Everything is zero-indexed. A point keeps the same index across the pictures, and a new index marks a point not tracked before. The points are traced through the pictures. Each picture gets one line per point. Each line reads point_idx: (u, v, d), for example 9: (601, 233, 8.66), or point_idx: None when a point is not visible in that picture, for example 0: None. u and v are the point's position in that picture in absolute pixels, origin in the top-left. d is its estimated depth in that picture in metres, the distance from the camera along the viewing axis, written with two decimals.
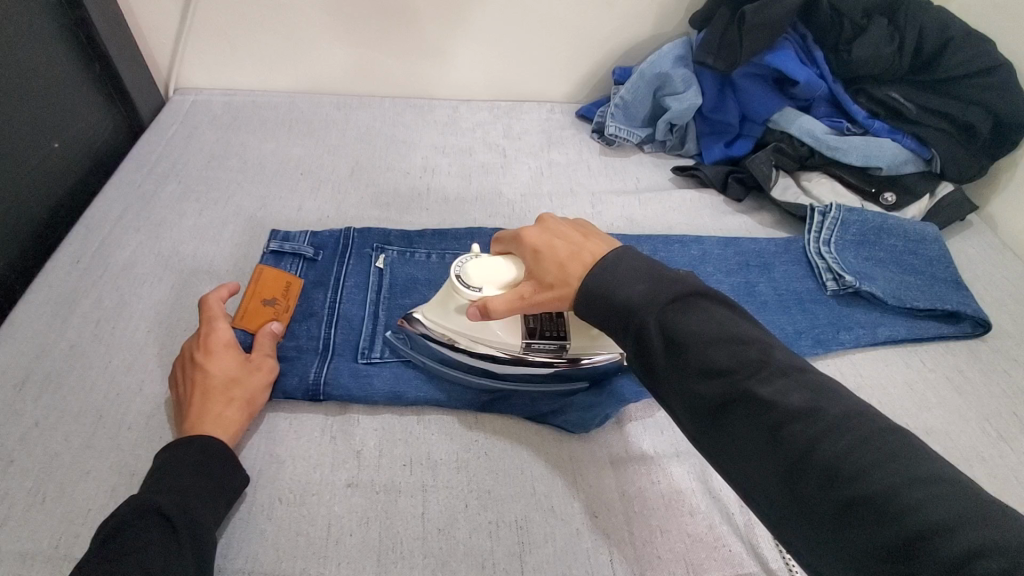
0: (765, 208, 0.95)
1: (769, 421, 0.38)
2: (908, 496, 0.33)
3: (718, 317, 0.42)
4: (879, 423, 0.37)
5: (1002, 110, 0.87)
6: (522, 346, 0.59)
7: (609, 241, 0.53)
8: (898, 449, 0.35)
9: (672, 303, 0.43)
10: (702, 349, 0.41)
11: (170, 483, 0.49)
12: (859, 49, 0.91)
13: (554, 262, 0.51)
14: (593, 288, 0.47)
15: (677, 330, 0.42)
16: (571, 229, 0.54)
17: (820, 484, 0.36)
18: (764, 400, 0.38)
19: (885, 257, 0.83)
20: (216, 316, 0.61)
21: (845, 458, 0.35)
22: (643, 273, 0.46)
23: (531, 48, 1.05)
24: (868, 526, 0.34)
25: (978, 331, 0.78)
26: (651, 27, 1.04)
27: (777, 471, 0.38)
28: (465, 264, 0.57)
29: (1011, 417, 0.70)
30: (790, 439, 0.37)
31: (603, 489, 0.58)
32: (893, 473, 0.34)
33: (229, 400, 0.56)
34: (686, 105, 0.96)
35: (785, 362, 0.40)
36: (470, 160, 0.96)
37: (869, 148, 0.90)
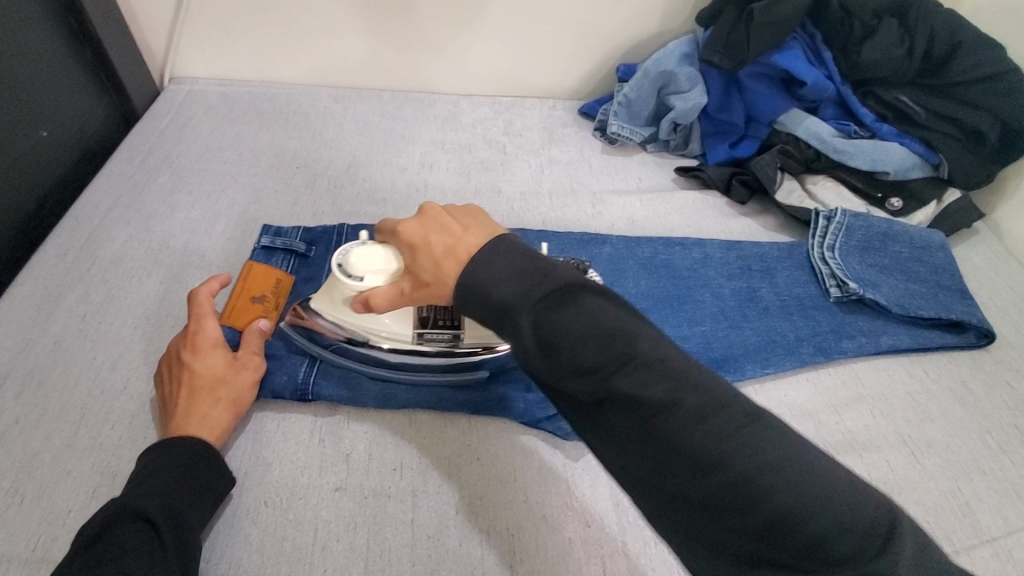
0: (769, 212, 0.94)
1: (641, 419, 0.36)
2: (762, 485, 0.34)
3: (590, 310, 0.38)
4: (739, 409, 0.36)
5: (1012, 116, 0.85)
6: (414, 337, 0.60)
7: (494, 229, 0.47)
8: (755, 433, 0.35)
9: (542, 298, 0.39)
10: (573, 347, 0.37)
11: (156, 484, 0.47)
12: (868, 51, 0.90)
13: (429, 257, 0.46)
14: (467, 287, 0.41)
15: (553, 329, 0.38)
16: (450, 216, 0.49)
17: (684, 475, 0.36)
18: (630, 398, 0.36)
19: (890, 264, 0.81)
20: (202, 314, 0.59)
21: (711, 453, 0.35)
22: (517, 266, 0.41)
23: (533, 43, 1.03)
24: (731, 515, 0.35)
25: (983, 341, 0.77)
26: (655, 24, 1.02)
27: (646, 461, 0.37)
28: (352, 252, 0.55)
29: (1015, 430, 0.68)
30: (654, 433, 0.36)
31: (597, 498, 0.57)
32: (758, 464, 0.34)
33: (217, 400, 0.54)
34: (691, 105, 0.94)
35: (649, 350, 0.37)
36: (469, 157, 0.94)
37: (876, 152, 0.89)
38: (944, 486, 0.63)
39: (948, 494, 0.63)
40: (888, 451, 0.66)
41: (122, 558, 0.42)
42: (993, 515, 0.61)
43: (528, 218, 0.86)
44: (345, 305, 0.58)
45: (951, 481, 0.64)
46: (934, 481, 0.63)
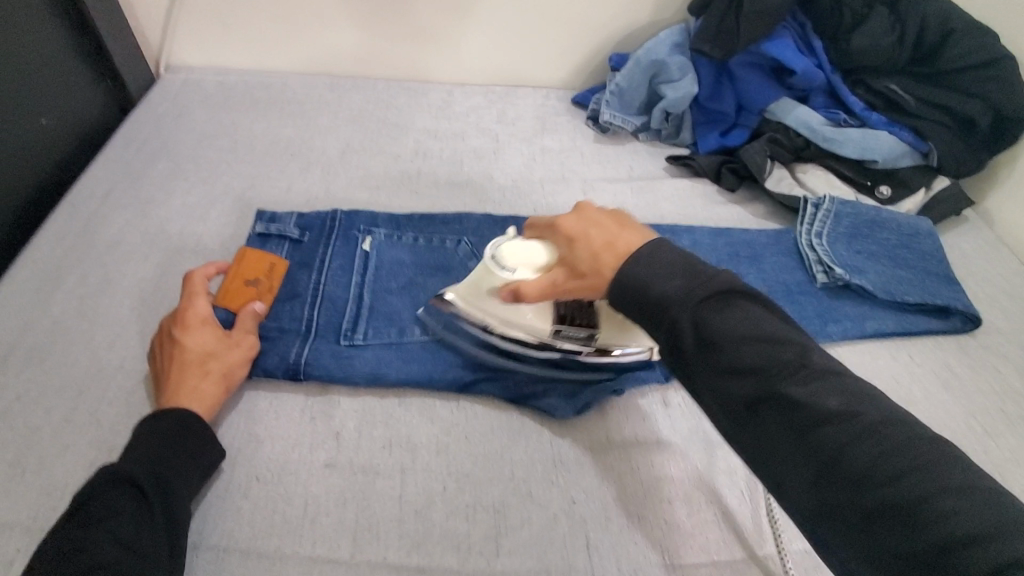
0: (759, 200, 0.94)
1: (800, 425, 0.39)
2: (938, 500, 0.34)
3: (752, 316, 0.42)
4: (923, 432, 0.37)
5: (1003, 104, 0.86)
6: (551, 332, 0.60)
7: (643, 230, 0.53)
8: (935, 456, 0.35)
9: (705, 298, 0.43)
10: (734, 345, 0.41)
11: (145, 453, 0.49)
12: (858, 39, 0.90)
13: (590, 251, 0.51)
14: (634, 279, 0.46)
15: (713, 327, 0.42)
16: (604, 216, 0.53)
17: (848, 486, 0.37)
18: (798, 400, 0.39)
19: (878, 251, 0.82)
20: (195, 293, 0.60)
21: (877, 461, 0.36)
22: (680, 265, 0.46)
23: (527, 31, 1.03)
24: (900, 529, 0.34)
25: (968, 327, 0.78)
26: (649, 13, 1.03)
27: (805, 472, 0.39)
28: (502, 244, 0.59)
29: (997, 413, 0.70)
30: (818, 441, 0.38)
31: (583, 476, 0.58)
32: (924, 477, 0.35)
33: (206, 373, 0.56)
34: (682, 93, 0.95)
35: (824, 364, 0.40)
36: (463, 145, 0.95)
37: (866, 141, 0.89)
38: None
39: None
40: None
41: (110, 523, 0.44)
42: None
43: (520, 205, 0.87)
44: (489, 296, 0.60)
45: None
46: None
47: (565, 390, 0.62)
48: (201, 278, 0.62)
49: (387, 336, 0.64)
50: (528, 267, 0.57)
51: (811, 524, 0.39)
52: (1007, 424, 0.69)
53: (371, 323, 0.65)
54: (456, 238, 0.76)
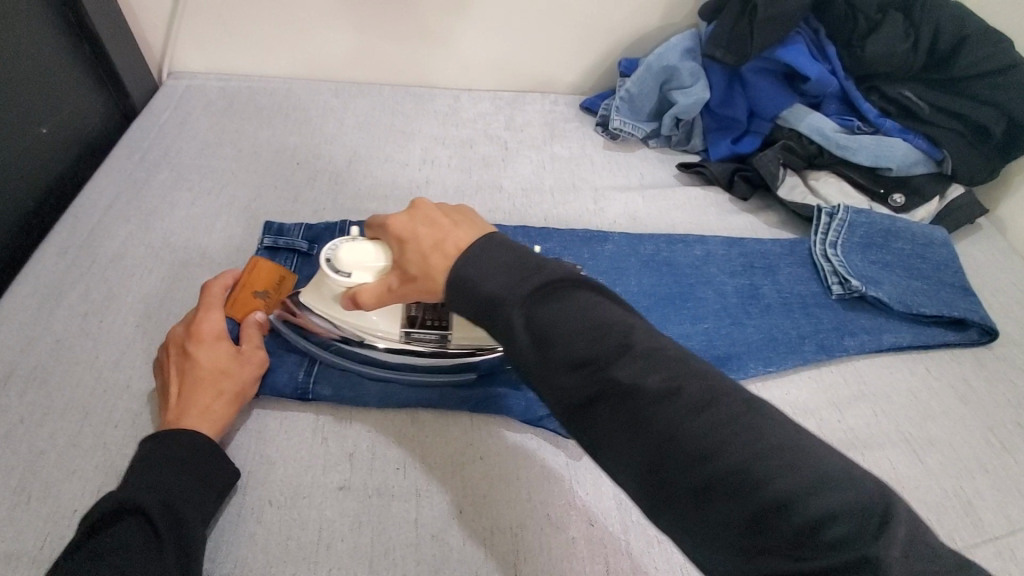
0: (771, 208, 0.93)
1: (632, 411, 0.36)
2: (758, 469, 0.32)
3: (586, 302, 0.40)
4: (740, 395, 0.36)
5: (1017, 112, 0.85)
6: (400, 336, 0.61)
7: (484, 225, 0.49)
8: (753, 420, 0.34)
9: (530, 295, 0.41)
10: (568, 340, 0.38)
11: (155, 478, 0.47)
12: (873, 45, 0.89)
13: (421, 252, 0.48)
14: (460, 278, 0.43)
15: (546, 324, 0.39)
16: (442, 213, 0.50)
17: (680, 468, 0.34)
18: (627, 384, 0.36)
19: (893, 261, 0.81)
20: (210, 304, 0.59)
21: (703, 436, 0.34)
22: (508, 260, 0.43)
23: (536, 36, 1.02)
24: (724, 503, 0.33)
25: (985, 339, 0.77)
26: (659, 17, 1.01)
27: (644, 456, 0.36)
28: (340, 248, 0.56)
29: (1016, 427, 0.69)
30: (648, 421, 0.35)
31: (601, 497, 0.57)
32: (745, 444, 0.33)
33: (218, 391, 0.54)
34: (693, 100, 0.93)
35: (660, 342, 0.38)
36: (471, 153, 0.94)
37: (879, 148, 0.88)
38: (945, 484, 0.64)
39: (949, 493, 0.63)
40: (890, 449, 0.66)
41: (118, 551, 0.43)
42: (994, 514, 0.62)
43: (530, 215, 0.86)
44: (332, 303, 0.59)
45: (952, 480, 0.64)
46: (935, 480, 0.64)
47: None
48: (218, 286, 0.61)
49: None
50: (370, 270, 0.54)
51: (652, 512, 0.36)
52: None
53: None
54: None
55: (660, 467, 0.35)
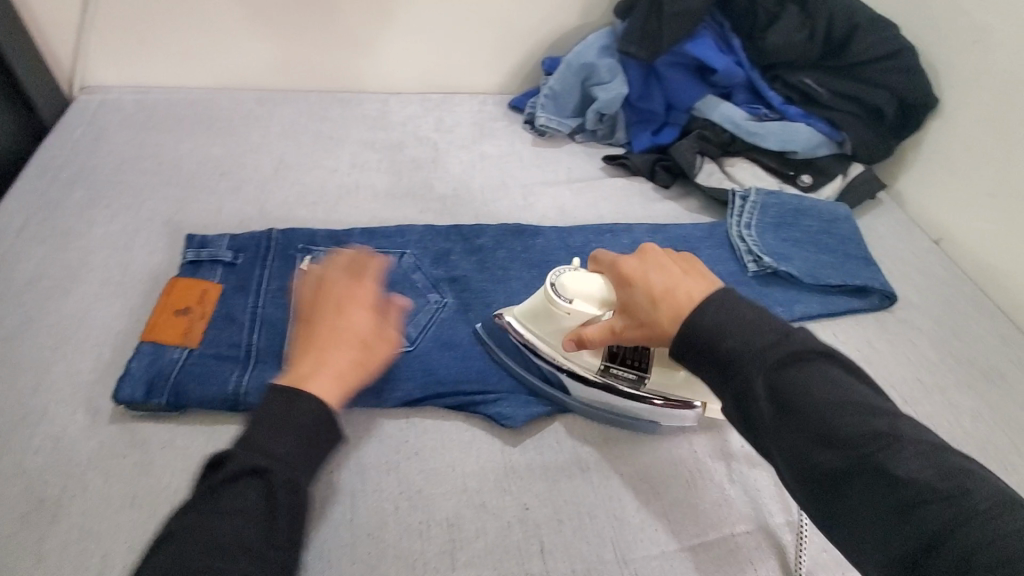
0: (692, 195, 0.98)
1: (893, 499, 0.40)
2: (1005, 549, 0.36)
3: (825, 374, 0.45)
4: (1001, 494, 0.39)
5: (906, 93, 0.93)
6: (598, 369, 0.62)
7: (703, 272, 0.53)
8: (1003, 519, 0.37)
9: (779, 359, 0.45)
10: (818, 413, 0.43)
11: (279, 440, 0.49)
12: (773, 36, 0.95)
13: (648, 297, 0.52)
14: (703, 331, 0.47)
15: (791, 392, 0.44)
16: (670, 259, 0.54)
17: (918, 537, 0.39)
18: (898, 475, 0.40)
19: (802, 237, 0.87)
20: (337, 279, 0.63)
21: (965, 519, 0.37)
22: (750, 320, 0.47)
23: (460, 38, 1.04)
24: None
25: (886, 303, 0.83)
26: (578, 16, 1.05)
27: (892, 543, 0.40)
28: (561, 276, 0.60)
29: (915, 383, 0.75)
30: (912, 512, 0.39)
31: (535, 481, 0.59)
32: (1000, 530, 0.36)
33: (355, 362, 0.57)
34: (613, 95, 0.97)
35: (905, 426, 0.42)
36: (401, 156, 0.95)
37: (785, 133, 0.95)
38: None
39: None
40: None
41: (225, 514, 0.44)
42: None
43: (461, 213, 0.87)
44: (558, 328, 0.62)
45: None
46: None
47: (517, 398, 0.64)
48: (343, 274, 0.63)
49: None
50: (588, 307, 0.59)
51: None
52: (924, 392, 0.74)
53: None
54: (398, 252, 0.76)
55: (891, 529, 0.40)
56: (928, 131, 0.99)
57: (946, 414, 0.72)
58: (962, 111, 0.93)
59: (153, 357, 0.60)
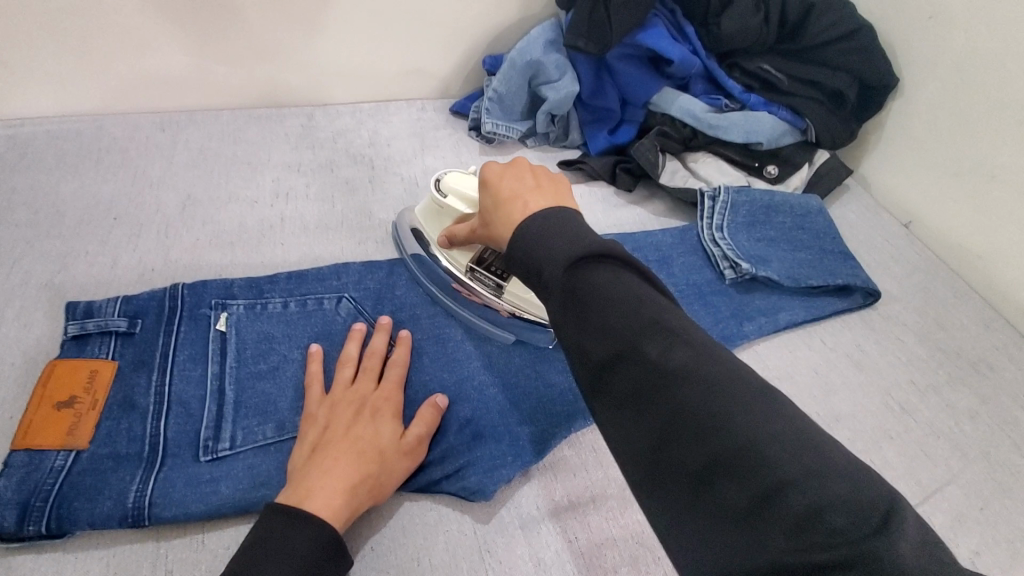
0: (656, 196, 0.91)
1: (650, 380, 0.36)
2: (764, 453, 0.31)
3: (621, 278, 0.40)
4: (756, 384, 0.35)
5: (866, 74, 0.89)
6: (466, 269, 0.66)
7: (562, 197, 0.52)
8: (763, 408, 0.33)
9: (578, 257, 0.41)
10: (597, 302, 0.39)
11: (277, 575, 0.41)
12: (727, 22, 0.88)
13: (495, 202, 0.53)
14: (523, 248, 0.44)
15: (580, 285, 0.40)
16: (533, 174, 0.53)
17: (682, 452, 0.34)
18: (649, 355, 0.36)
19: (776, 236, 0.82)
20: (373, 370, 0.57)
21: (734, 422, 0.33)
22: (565, 228, 0.43)
23: (390, 40, 0.93)
24: (726, 481, 0.32)
25: (868, 301, 0.78)
26: (518, 9, 0.96)
27: (639, 426, 0.36)
28: (449, 174, 0.67)
29: (909, 386, 0.70)
30: (665, 391, 0.35)
31: (516, 562, 0.51)
32: (768, 437, 0.32)
33: (369, 478, 0.49)
34: (563, 94, 0.89)
35: (688, 336, 0.37)
36: (332, 177, 0.83)
37: (749, 124, 0.89)
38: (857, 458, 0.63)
39: None
40: None
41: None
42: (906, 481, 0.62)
43: None
44: (442, 223, 0.68)
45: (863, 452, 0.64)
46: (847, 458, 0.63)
47: (487, 460, 0.55)
48: (397, 368, 0.58)
49: (261, 436, 0.53)
50: (459, 206, 0.65)
51: (647, 489, 0.36)
52: (920, 396, 0.70)
53: (239, 424, 0.53)
54: (335, 296, 0.65)
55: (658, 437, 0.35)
56: (890, 114, 0.95)
57: (943, 418, 0.68)
58: (924, 90, 0.89)
59: (26, 471, 0.47)
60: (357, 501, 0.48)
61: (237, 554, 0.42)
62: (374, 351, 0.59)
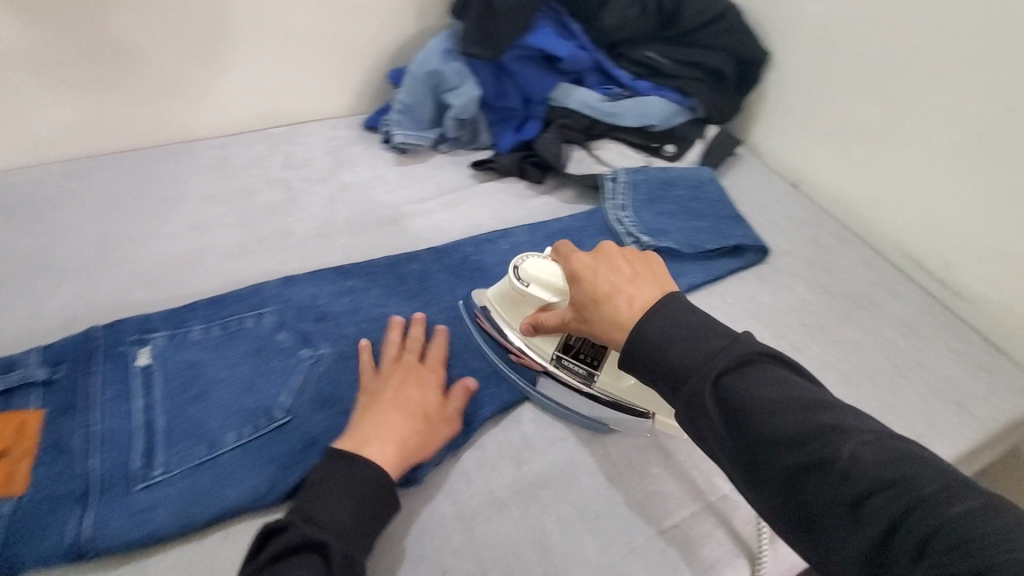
0: (565, 185, 0.97)
1: (826, 474, 0.42)
2: (963, 536, 0.37)
3: (773, 374, 0.47)
4: (943, 466, 0.41)
5: (738, 51, 0.98)
6: (552, 358, 0.67)
7: (659, 280, 0.58)
8: (958, 494, 0.39)
9: (723, 364, 0.48)
10: (756, 413, 0.46)
11: (339, 507, 0.51)
12: (607, 16, 0.94)
13: (592, 297, 0.58)
14: (642, 339, 0.51)
15: (735, 392, 0.47)
16: (624, 259, 0.60)
17: (868, 529, 0.40)
18: (821, 453, 0.43)
19: (675, 208, 0.89)
20: (415, 349, 0.67)
21: (938, 530, 0.38)
22: (692, 325, 0.51)
23: (291, 63, 0.95)
24: (917, 568, 0.38)
25: (760, 257, 0.87)
26: (413, 21, 0.99)
27: (818, 513, 0.43)
28: (526, 261, 0.67)
29: (800, 328, 0.79)
30: (840, 487, 0.42)
31: (451, 535, 0.57)
32: (975, 537, 0.36)
33: (417, 433, 0.59)
34: (467, 99, 0.94)
35: (861, 428, 0.43)
36: (251, 204, 0.85)
37: (641, 108, 0.97)
38: None
39: None
40: None
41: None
42: None
43: (327, 255, 0.79)
44: (520, 310, 0.69)
45: None
46: None
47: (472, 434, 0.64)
48: (438, 348, 0.68)
49: (196, 457, 0.57)
50: (542, 294, 0.66)
51: (842, 575, 0.42)
52: (811, 336, 0.78)
53: (171, 450, 0.57)
54: (255, 312, 0.68)
55: (846, 524, 0.42)
56: (766, 83, 1.03)
57: (832, 352, 0.77)
58: (791, 59, 0.99)
59: None
60: (405, 458, 0.57)
61: (304, 490, 0.53)
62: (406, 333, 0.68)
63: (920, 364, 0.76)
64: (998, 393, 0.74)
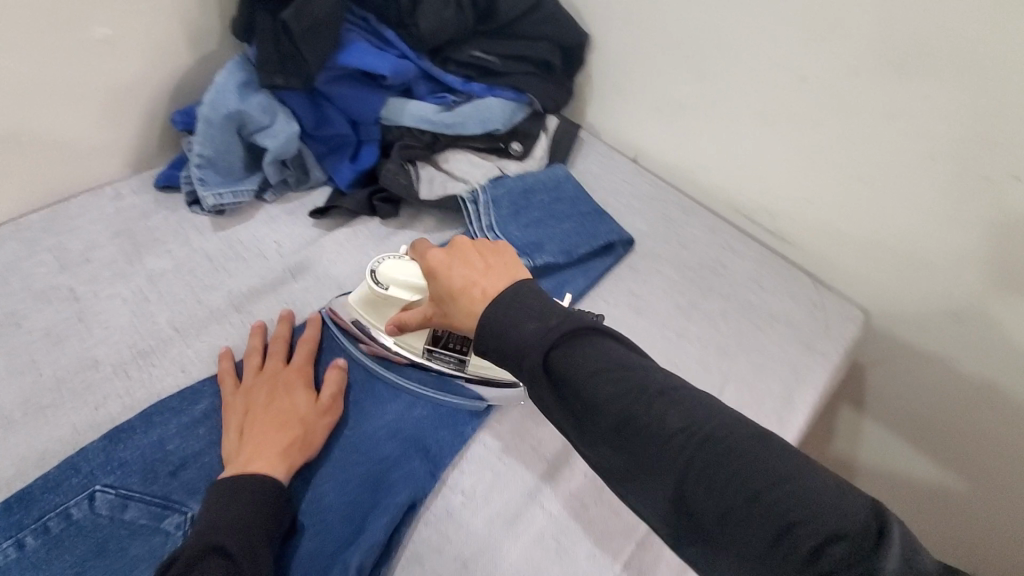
0: (423, 212, 0.89)
1: (654, 441, 0.43)
2: (772, 490, 0.39)
3: (601, 347, 0.46)
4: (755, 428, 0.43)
5: (562, 39, 0.94)
6: (423, 350, 0.67)
7: (514, 272, 0.55)
8: (767, 451, 0.41)
9: (556, 341, 0.46)
10: (589, 388, 0.44)
11: (229, 514, 0.50)
12: (422, 20, 0.85)
13: (447, 290, 0.55)
14: (485, 333, 0.49)
15: (568, 367, 0.45)
16: (475, 252, 0.57)
17: (699, 495, 0.41)
18: (650, 422, 0.43)
19: (541, 216, 0.87)
20: (280, 353, 0.65)
21: (736, 478, 0.40)
22: (536, 308, 0.48)
23: (28, 131, 0.71)
24: (744, 525, 0.40)
25: (627, 248, 0.89)
26: (188, 49, 0.80)
27: (646, 467, 0.43)
28: (383, 262, 0.66)
29: (677, 311, 0.84)
30: (668, 448, 0.42)
31: None
32: (756, 476, 0.40)
33: (296, 438, 0.57)
34: (284, 137, 0.79)
35: (680, 394, 0.45)
36: (23, 335, 0.64)
37: (480, 112, 0.90)
38: None
39: None
40: None
41: None
42: None
43: (161, 378, 0.64)
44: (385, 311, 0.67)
45: None
46: None
47: (404, 478, 0.58)
48: (306, 345, 0.66)
49: None
50: (402, 293, 0.64)
51: (679, 534, 0.44)
52: (688, 316, 0.84)
53: None
54: (82, 496, 0.54)
55: (689, 488, 0.42)
56: (591, 65, 1.03)
57: (707, 326, 0.83)
58: (609, 41, 0.98)
59: None
60: (285, 451, 0.56)
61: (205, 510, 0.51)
62: (278, 336, 0.66)
63: (773, 317, 0.86)
64: (832, 325, 0.86)
